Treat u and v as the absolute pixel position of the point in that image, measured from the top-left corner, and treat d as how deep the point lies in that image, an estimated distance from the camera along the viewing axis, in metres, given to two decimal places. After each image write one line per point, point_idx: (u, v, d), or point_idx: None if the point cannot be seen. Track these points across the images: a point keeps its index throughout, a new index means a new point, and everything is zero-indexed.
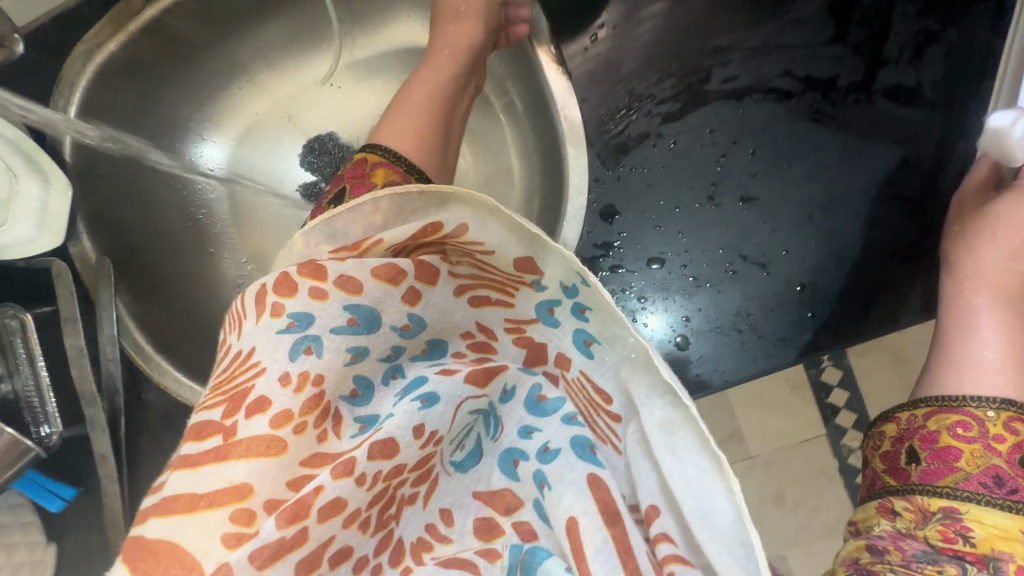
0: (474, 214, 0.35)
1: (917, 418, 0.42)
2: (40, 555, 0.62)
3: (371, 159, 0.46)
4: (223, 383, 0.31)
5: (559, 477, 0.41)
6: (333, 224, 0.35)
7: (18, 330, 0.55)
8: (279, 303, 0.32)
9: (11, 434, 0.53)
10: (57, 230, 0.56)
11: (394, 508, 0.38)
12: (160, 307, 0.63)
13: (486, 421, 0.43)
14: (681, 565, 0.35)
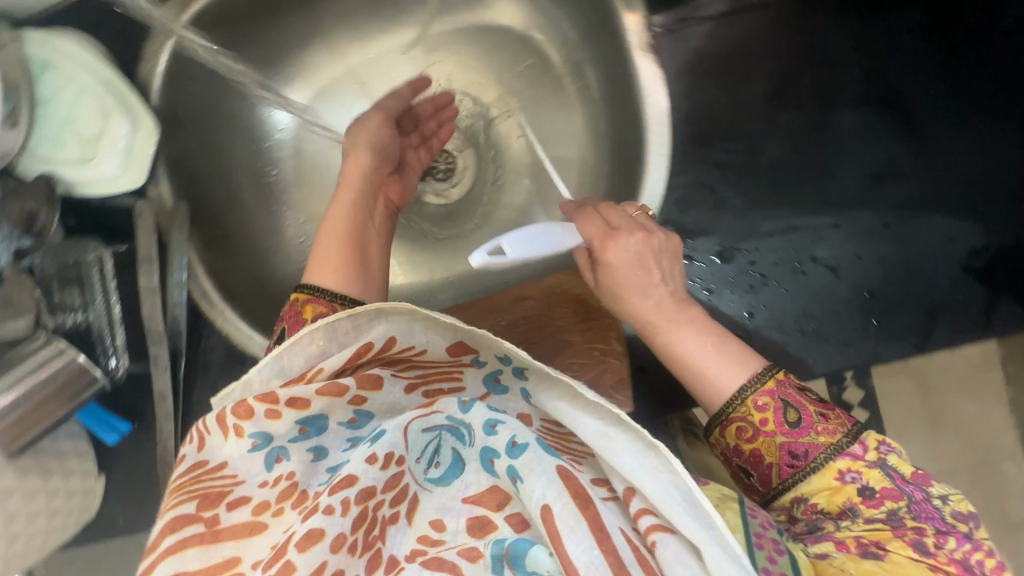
0: (402, 326, 0.40)
1: (726, 440, 0.47)
2: (91, 486, 0.64)
3: (303, 298, 0.51)
4: (191, 486, 0.35)
5: (529, 469, 0.38)
6: (279, 361, 0.38)
7: (96, 264, 0.58)
8: (240, 423, 0.36)
9: (83, 361, 0.56)
10: (139, 170, 0.58)
11: (380, 527, 0.39)
12: (227, 256, 0.64)
13: (456, 432, 0.41)
14: (663, 532, 0.34)
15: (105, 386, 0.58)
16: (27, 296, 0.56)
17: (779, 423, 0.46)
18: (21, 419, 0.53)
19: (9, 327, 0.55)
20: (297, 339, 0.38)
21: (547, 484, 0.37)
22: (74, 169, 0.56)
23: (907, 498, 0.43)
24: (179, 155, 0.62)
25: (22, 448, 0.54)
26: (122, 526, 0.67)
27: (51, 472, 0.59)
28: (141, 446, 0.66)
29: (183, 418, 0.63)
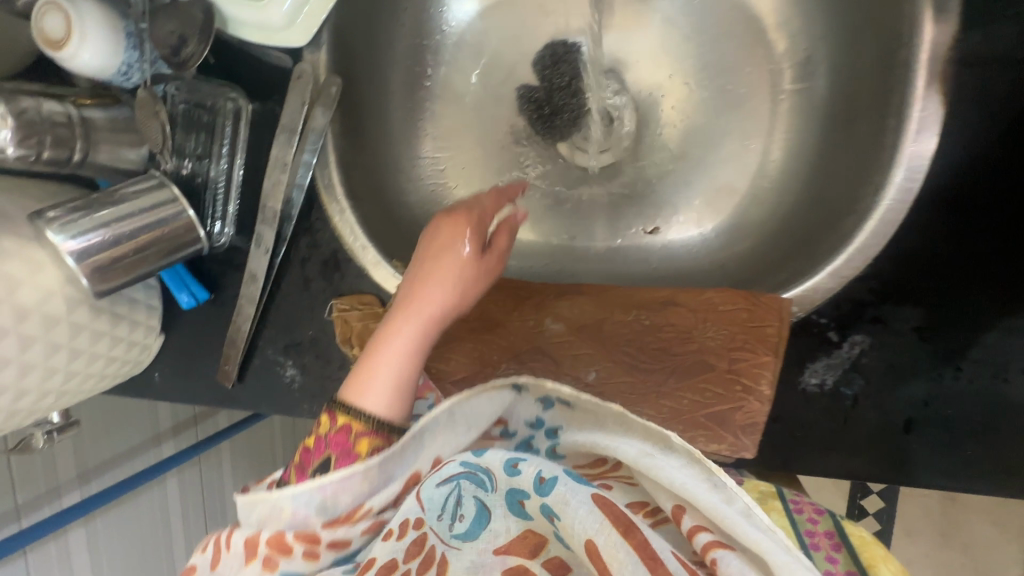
0: (445, 439, 0.37)
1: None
2: (149, 342, 0.60)
3: (352, 424, 0.39)
4: None
5: (563, 504, 0.32)
6: (320, 496, 0.35)
7: (230, 116, 0.52)
8: (271, 557, 0.35)
9: (193, 218, 0.51)
10: (304, 31, 0.51)
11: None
12: (358, 154, 0.58)
13: (474, 477, 0.35)
14: (724, 549, 0.29)
15: (206, 250, 0.53)
16: (154, 126, 0.50)
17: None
18: (117, 261, 0.47)
19: (122, 156, 0.51)
20: (347, 476, 0.35)
21: (586, 512, 0.31)
22: (241, 6, 0.50)
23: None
24: (345, 23, 0.55)
25: (106, 293, 0.48)
26: (170, 388, 0.64)
27: (121, 320, 0.55)
28: (210, 319, 0.62)
29: (266, 305, 0.59)
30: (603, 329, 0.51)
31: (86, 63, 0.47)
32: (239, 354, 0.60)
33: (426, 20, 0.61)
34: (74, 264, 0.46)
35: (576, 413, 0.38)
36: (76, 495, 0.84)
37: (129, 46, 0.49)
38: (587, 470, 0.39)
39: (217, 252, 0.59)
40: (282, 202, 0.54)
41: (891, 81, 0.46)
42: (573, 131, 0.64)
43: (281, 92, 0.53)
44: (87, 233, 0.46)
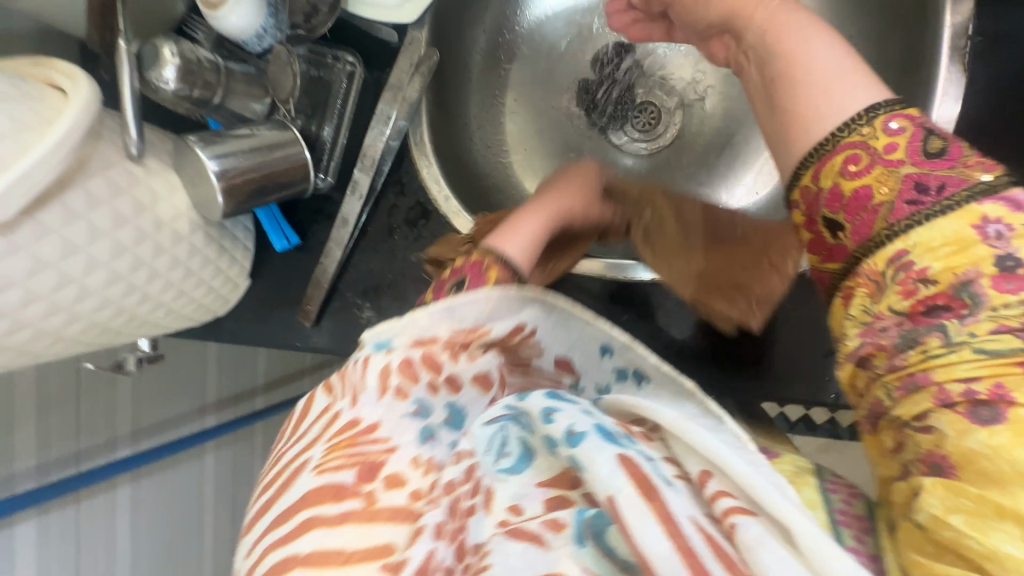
0: (551, 319, 0.37)
1: (807, 187, 0.35)
2: (239, 282, 0.65)
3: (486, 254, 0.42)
4: (342, 446, 0.31)
5: (590, 460, 0.28)
6: (454, 306, 0.35)
7: (344, 79, 0.61)
8: (404, 387, 0.32)
9: (307, 158, 0.58)
10: (414, 10, 0.60)
11: (459, 520, 0.32)
12: (442, 121, 0.66)
13: (516, 420, 0.32)
14: (747, 515, 0.26)
15: (307, 192, 0.61)
16: (287, 76, 0.57)
17: (908, 147, 0.33)
18: (245, 184, 0.54)
19: (248, 108, 0.59)
20: (475, 298, 0.35)
21: (611, 468, 0.28)
22: None
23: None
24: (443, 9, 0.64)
25: (230, 214, 0.55)
26: (249, 330, 0.69)
27: (225, 253, 0.60)
28: (294, 266, 0.67)
29: (352, 250, 0.65)
30: (678, 204, 0.58)
31: (232, 23, 0.56)
32: (321, 295, 0.65)
33: (504, 18, 0.72)
34: (215, 182, 0.52)
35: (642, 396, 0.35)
36: (126, 451, 0.86)
37: (269, 14, 0.57)
38: None
39: (310, 201, 0.66)
40: (380, 152, 0.61)
41: (919, 59, 0.54)
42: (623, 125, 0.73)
43: (385, 61, 0.62)
44: (226, 158, 0.53)
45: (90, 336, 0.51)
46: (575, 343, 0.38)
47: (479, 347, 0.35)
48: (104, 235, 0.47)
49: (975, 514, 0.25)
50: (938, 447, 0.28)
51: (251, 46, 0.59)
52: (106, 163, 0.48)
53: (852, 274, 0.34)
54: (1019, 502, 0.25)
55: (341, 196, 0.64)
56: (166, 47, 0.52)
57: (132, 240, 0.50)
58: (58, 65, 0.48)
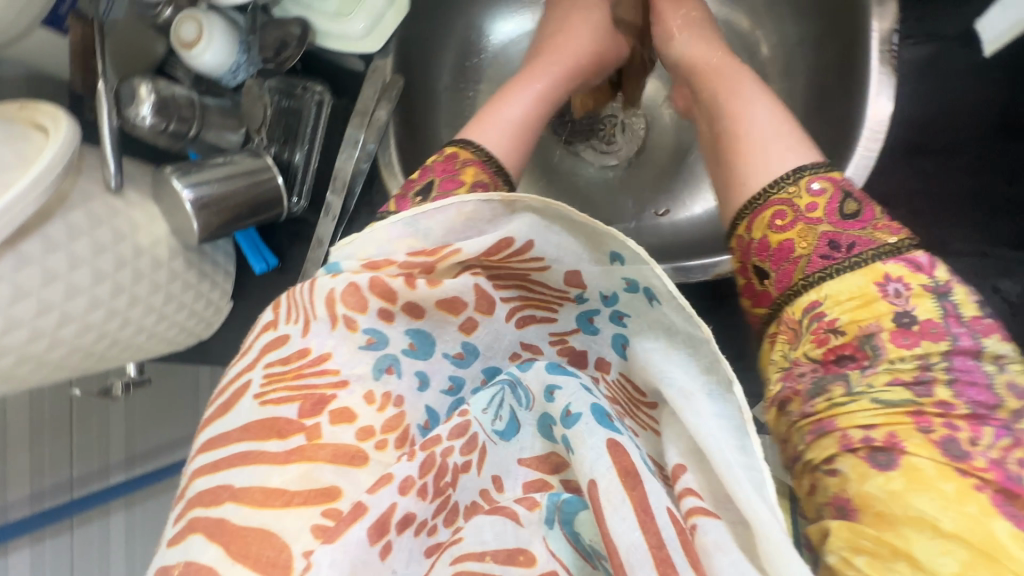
0: (538, 227, 0.37)
1: (743, 236, 0.43)
2: (221, 304, 0.67)
3: (461, 155, 0.48)
4: (288, 379, 0.34)
5: (579, 442, 0.36)
6: (418, 221, 0.38)
7: (314, 107, 0.64)
8: (350, 315, 0.36)
9: (280, 185, 0.61)
10: (378, 38, 0.64)
11: (451, 474, 0.37)
12: (411, 142, 0.69)
13: (515, 391, 0.40)
14: (707, 517, 0.31)
15: (282, 216, 0.63)
16: (258, 108, 0.62)
17: (829, 210, 0.40)
18: (220, 209, 0.57)
19: (224, 138, 0.62)
20: (444, 206, 0.37)
21: (598, 455, 0.35)
22: (328, 20, 0.63)
23: (954, 344, 0.35)
24: (407, 38, 0.67)
25: (206, 238, 0.57)
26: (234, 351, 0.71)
27: (205, 277, 0.63)
28: (275, 287, 0.70)
29: None
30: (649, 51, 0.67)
31: (207, 61, 0.60)
32: None
33: (468, 40, 0.74)
34: (189, 209, 0.55)
35: (653, 312, 0.38)
36: (120, 477, 0.87)
37: (242, 51, 0.61)
38: (631, 386, 0.42)
39: (288, 224, 0.68)
40: (351, 174, 0.65)
41: (854, 64, 0.56)
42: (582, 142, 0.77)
43: (354, 90, 0.66)
44: (200, 185, 0.56)
45: (74, 361, 0.53)
46: (576, 251, 0.38)
47: (451, 265, 0.38)
48: (85, 263, 0.50)
49: (874, 555, 0.31)
50: (842, 491, 0.33)
51: (227, 81, 0.63)
52: (86, 196, 0.51)
53: (777, 318, 0.41)
54: (909, 543, 0.31)
55: (316, 218, 0.67)
56: (142, 85, 0.56)
57: (112, 267, 0.52)
58: (41, 106, 0.52)
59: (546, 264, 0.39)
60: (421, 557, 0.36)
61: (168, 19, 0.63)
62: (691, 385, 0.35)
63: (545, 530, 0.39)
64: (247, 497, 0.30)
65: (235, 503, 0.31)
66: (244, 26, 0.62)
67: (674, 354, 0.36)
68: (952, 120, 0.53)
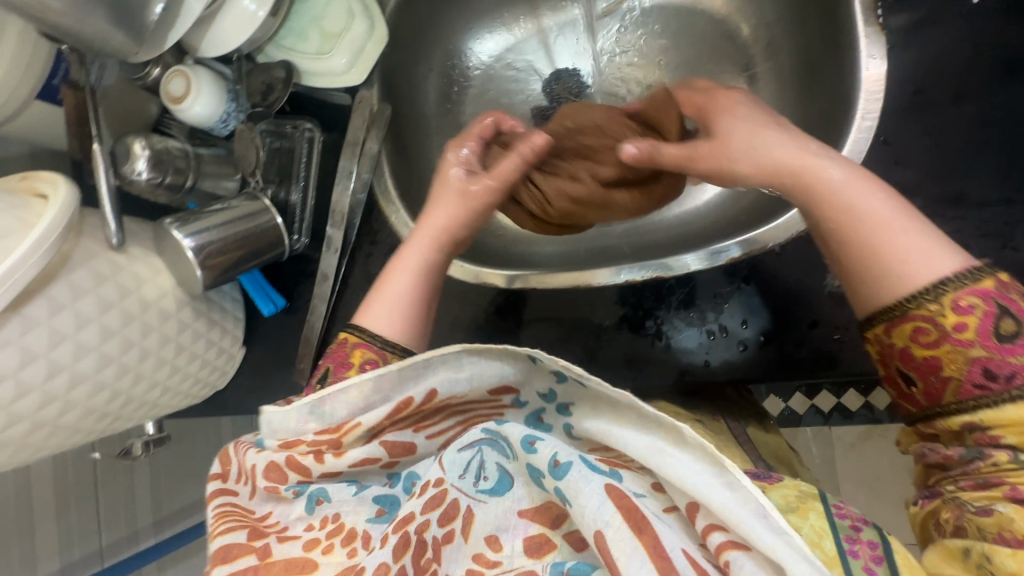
0: (432, 380, 0.42)
1: (883, 337, 0.40)
2: (234, 351, 0.67)
3: (352, 339, 0.51)
4: (236, 523, 0.40)
5: (576, 492, 0.36)
6: (322, 406, 0.42)
7: (306, 141, 0.64)
8: (275, 481, 0.41)
9: (279, 224, 0.61)
10: (362, 71, 0.65)
11: (435, 548, 0.39)
12: (405, 168, 0.69)
13: (495, 447, 0.40)
14: (739, 551, 0.32)
15: (285, 254, 0.63)
16: (251, 151, 0.62)
17: (980, 331, 0.36)
18: (225, 256, 0.57)
19: (220, 186, 0.63)
20: (343, 389, 0.42)
21: (600, 503, 0.35)
22: (312, 60, 0.64)
23: None
24: (390, 67, 0.68)
25: (211, 285, 0.57)
26: (250, 397, 0.71)
27: (215, 325, 0.63)
28: (286, 328, 0.70)
29: (335, 304, 0.67)
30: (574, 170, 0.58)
31: (196, 114, 0.61)
32: (312, 350, 0.66)
33: (450, 65, 0.75)
34: (192, 257, 0.55)
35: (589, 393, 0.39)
36: (151, 542, 0.86)
37: (230, 99, 0.62)
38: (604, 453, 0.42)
39: (292, 263, 0.69)
40: (348, 206, 0.65)
41: (840, 32, 0.55)
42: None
43: (343, 123, 0.67)
44: (201, 233, 0.56)
45: (89, 423, 0.53)
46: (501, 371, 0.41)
47: (356, 437, 0.42)
48: (91, 321, 0.49)
49: None
50: (1004, 530, 0.34)
51: (218, 130, 0.64)
52: (88, 255, 0.51)
53: (935, 421, 0.39)
54: None
55: (318, 254, 0.68)
56: (136, 142, 0.56)
57: (119, 323, 0.52)
58: (42, 173, 0.52)
59: (454, 399, 0.43)
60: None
61: (157, 79, 0.63)
62: (652, 445, 0.35)
63: None
64: None
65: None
66: (231, 77, 0.64)
67: (626, 423, 0.37)
68: (951, 74, 0.51)
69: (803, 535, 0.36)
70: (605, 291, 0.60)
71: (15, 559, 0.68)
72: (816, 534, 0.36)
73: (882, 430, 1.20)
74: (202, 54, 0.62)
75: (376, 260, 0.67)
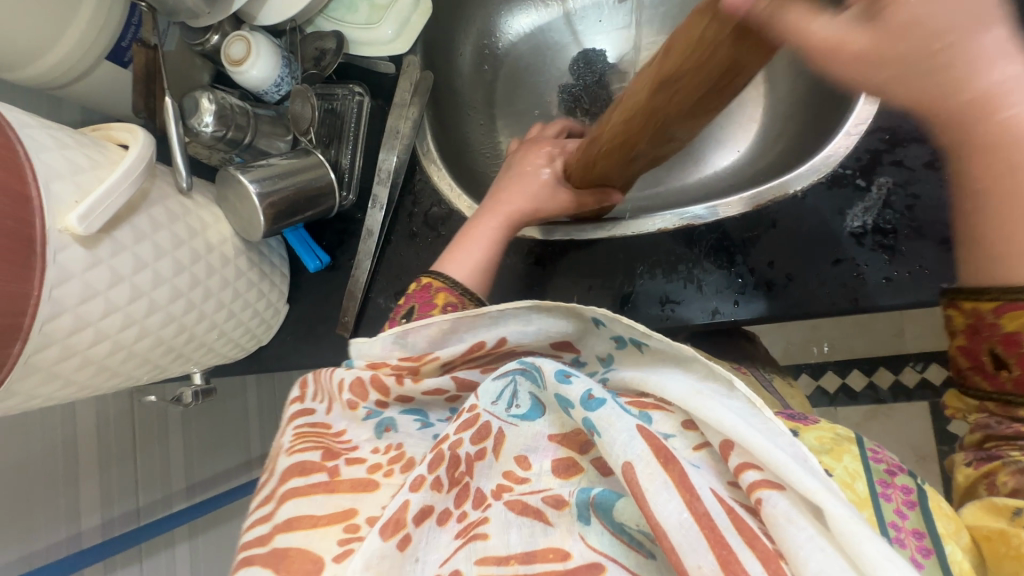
0: (507, 326, 0.43)
1: (987, 312, 0.38)
2: (279, 305, 0.70)
3: (434, 284, 0.57)
4: (312, 439, 0.42)
5: (608, 423, 0.34)
6: (406, 336, 0.46)
7: (355, 105, 0.68)
8: (355, 401, 0.44)
9: (332, 179, 0.65)
10: (405, 41, 0.69)
11: (468, 463, 0.38)
12: (443, 134, 0.74)
13: (530, 375, 0.39)
14: (773, 490, 0.30)
15: (334, 209, 0.67)
16: (307, 109, 0.65)
17: None
18: (282, 204, 0.60)
19: (274, 145, 0.67)
20: (426, 323, 0.45)
21: (630, 438, 0.33)
22: (361, 31, 0.69)
23: None
24: (432, 40, 0.74)
25: (269, 233, 0.61)
26: (292, 352, 0.73)
27: (265, 277, 0.66)
28: (329, 285, 0.73)
29: (378, 259, 0.70)
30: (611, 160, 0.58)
31: (253, 77, 0.65)
32: (356, 303, 0.69)
33: (484, 44, 0.81)
34: (257, 202, 0.58)
35: (645, 356, 0.41)
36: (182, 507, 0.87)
37: (283, 65, 0.66)
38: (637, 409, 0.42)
39: (336, 222, 0.72)
40: (394, 164, 0.68)
41: None
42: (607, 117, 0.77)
43: (387, 90, 0.71)
44: (263, 181, 0.59)
45: (157, 356, 0.55)
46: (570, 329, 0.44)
47: (433, 368, 0.44)
48: (166, 254, 0.52)
49: None
50: None
51: (270, 96, 0.68)
52: (163, 194, 0.54)
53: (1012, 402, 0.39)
54: None
55: (363, 212, 0.71)
56: (204, 96, 0.60)
57: (189, 260, 0.55)
58: (116, 125, 0.55)
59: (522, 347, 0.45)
60: (449, 539, 0.37)
61: (216, 46, 0.66)
62: (690, 390, 0.35)
63: (579, 528, 0.36)
64: (291, 526, 0.36)
65: (281, 535, 0.35)
66: (284, 47, 0.69)
67: (666, 373, 0.38)
68: None
69: (836, 474, 0.38)
70: (639, 240, 0.64)
71: (61, 508, 0.70)
72: (848, 476, 0.38)
73: (886, 408, 1.25)
74: (260, 23, 0.67)
75: (417, 217, 0.71)
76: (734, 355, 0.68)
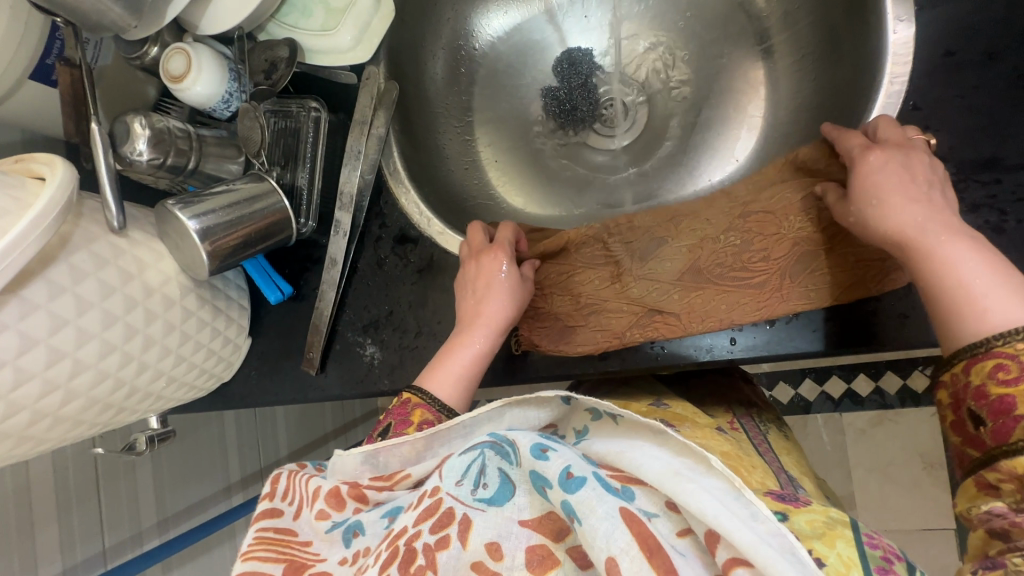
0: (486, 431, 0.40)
1: None
2: (240, 342, 0.64)
3: (414, 399, 0.52)
4: (279, 545, 0.37)
5: (588, 507, 0.30)
6: (377, 456, 0.41)
7: (312, 121, 0.62)
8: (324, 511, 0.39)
9: (287, 207, 0.59)
10: (368, 47, 0.63)
11: (424, 556, 0.32)
12: (412, 149, 0.68)
13: (502, 450, 0.35)
14: None
15: (292, 239, 0.61)
16: (256, 129, 0.58)
17: None
18: (232, 241, 0.55)
19: (224, 168, 0.61)
20: (398, 443, 0.41)
21: (614, 526, 0.29)
22: (317, 37, 0.62)
23: None
24: (397, 46, 0.67)
25: (217, 269, 0.55)
26: (254, 388, 0.68)
27: (220, 313, 0.60)
28: (291, 316, 0.67)
29: (344, 290, 0.64)
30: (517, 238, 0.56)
31: (197, 93, 0.58)
32: (322, 338, 0.63)
33: (458, 45, 0.74)
34: (197, 241, 0.52)
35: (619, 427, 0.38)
36: (155, 542, 0.83)
37: (231, 78, 0.60)
38: None
39: (299, 249, 0.66)
40: (357, 187, 0.62)
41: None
42: (594, 122, 0.73)
43: (349, 103, 0.65)
44: (205, 216, 0.53)
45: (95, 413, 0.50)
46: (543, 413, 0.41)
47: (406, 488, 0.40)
48: (93, 306, 0.47)
49: None
50: None
51: (220, 112, 0.62)
52: (89, 237, 0.48)
53: None
54: None
55: (326, 238, 0.65)
56: (136, 121, 0.54)
57: (122, 309, 0.50)
58: (37, 156, 0.49)
59: None
60: None
61: (156, 59, 0.60)
62: (668, 470, 0.31)
63: None
64: None
65: None
66: (233, 57, 0.62)
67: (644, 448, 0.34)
68: (979, 32, 0.50)
69: (830, 562, 0.33)
70: None
71: (17, 560, 0.66)
72: (843, 566, 0.33)
73: (892, 414, 1.18)
74: (201, 31, 0.60)
75: (384, 242, 0.64)
76: (727, 404, 0.65)
